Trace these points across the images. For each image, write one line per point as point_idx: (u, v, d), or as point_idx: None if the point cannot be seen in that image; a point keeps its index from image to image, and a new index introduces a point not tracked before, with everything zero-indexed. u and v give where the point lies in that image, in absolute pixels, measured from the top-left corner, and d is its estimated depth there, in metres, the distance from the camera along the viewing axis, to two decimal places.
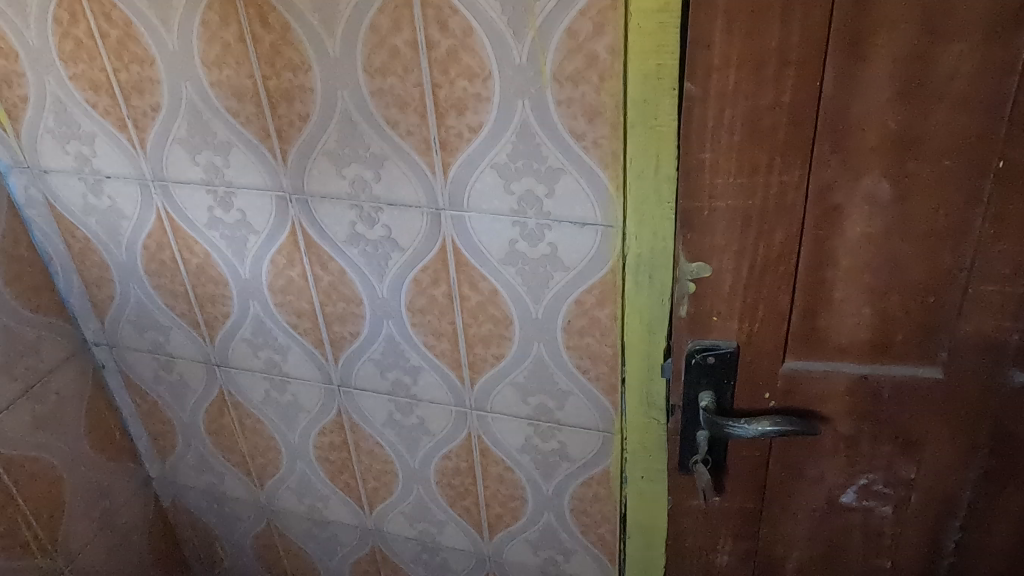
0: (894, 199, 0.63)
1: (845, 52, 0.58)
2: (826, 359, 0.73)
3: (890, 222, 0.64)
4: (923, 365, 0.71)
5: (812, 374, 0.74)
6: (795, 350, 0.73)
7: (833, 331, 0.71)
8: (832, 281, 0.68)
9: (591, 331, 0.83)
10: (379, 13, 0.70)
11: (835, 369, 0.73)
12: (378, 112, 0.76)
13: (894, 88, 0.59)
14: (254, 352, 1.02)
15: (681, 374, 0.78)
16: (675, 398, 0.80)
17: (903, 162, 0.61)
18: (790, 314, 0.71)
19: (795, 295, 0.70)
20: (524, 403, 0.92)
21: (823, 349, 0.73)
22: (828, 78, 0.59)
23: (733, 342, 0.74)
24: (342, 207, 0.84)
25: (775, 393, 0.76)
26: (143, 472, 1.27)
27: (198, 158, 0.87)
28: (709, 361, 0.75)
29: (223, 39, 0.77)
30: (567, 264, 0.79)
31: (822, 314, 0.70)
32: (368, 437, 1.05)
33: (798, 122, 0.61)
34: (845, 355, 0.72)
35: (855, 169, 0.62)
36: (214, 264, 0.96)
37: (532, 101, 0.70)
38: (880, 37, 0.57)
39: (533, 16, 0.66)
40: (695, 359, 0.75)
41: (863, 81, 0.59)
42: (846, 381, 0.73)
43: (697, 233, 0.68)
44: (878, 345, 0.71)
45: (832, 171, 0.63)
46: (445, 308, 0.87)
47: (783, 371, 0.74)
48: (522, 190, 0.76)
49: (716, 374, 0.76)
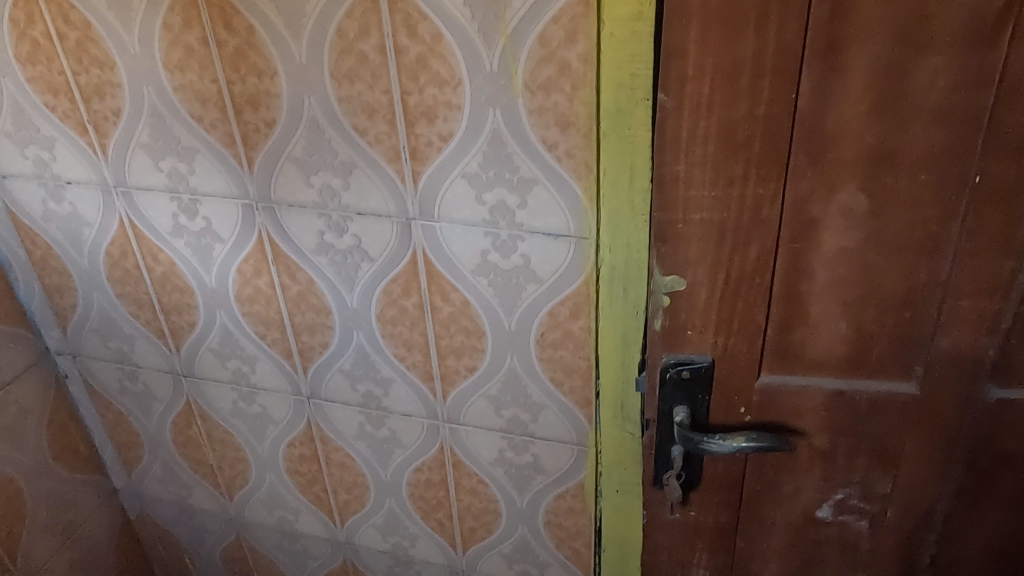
0: (870, 212, 0.62)
1: (821, 62, 0.57)
2: (803, 373, 0.72)
3: (866, 236, 0.63)
4: (900, 380, 0.70)
5: (788, 389, 0.73)
6: (771, 364, 0.72)
7: (809, 346, 0.70)
8: (809, 295, 0.67)
9: (565, 344, 0.81)
10: (347, 17, 0.68)
11: (811, 384, 0.72)
12: (346, 119, 0.73)
13: (870, 100, 0.58)
14: (221, 362, 1.00)
15: (656, 389, 0.77)
16: (649, 413, 0.78)
17: (879, 175, 0.60)
18: (765, 327, 0.70)
19: (771, 309, 0.69)
20: (497, 415, 0.90)
21: (799, 364, 0.72)
22: (803, 90, 0.58)
23: (708, 356, 0.73)
24: (310, 215, 0.81)
25: (750, 407, 0.75)
26: (109, 484, 1.24)
27: (162, 164, 0.84)
28: (684, 375, 0.74)
29: (185, 42, 0.75)
30: (539, 276, 0.77)
31: (798, 328, 0.69)
32: (339, 449, 1.03)
33: (773, 135, 0.60)
34: (821, 370, 0.72)
35: (831, 182, 0.61)
36: (179, 272, 0.93)
37: (504, 110, 0.68)
38: (856, 47, 0.56)
39: (503, 23, 0.64)
40: (670, 373, 0.74)
41: (839, 92, 0.58)
42: (822, 396, 0.72)
43: (672, 245, 0.67)
44: (854, 360, 0.70)
45: (808, 184, 0.62)
46: (417, 319, 0.85)
47: (758, 385, 0.73)
48: (494, 200, 0.74)
49: (691, 388, 0.75)
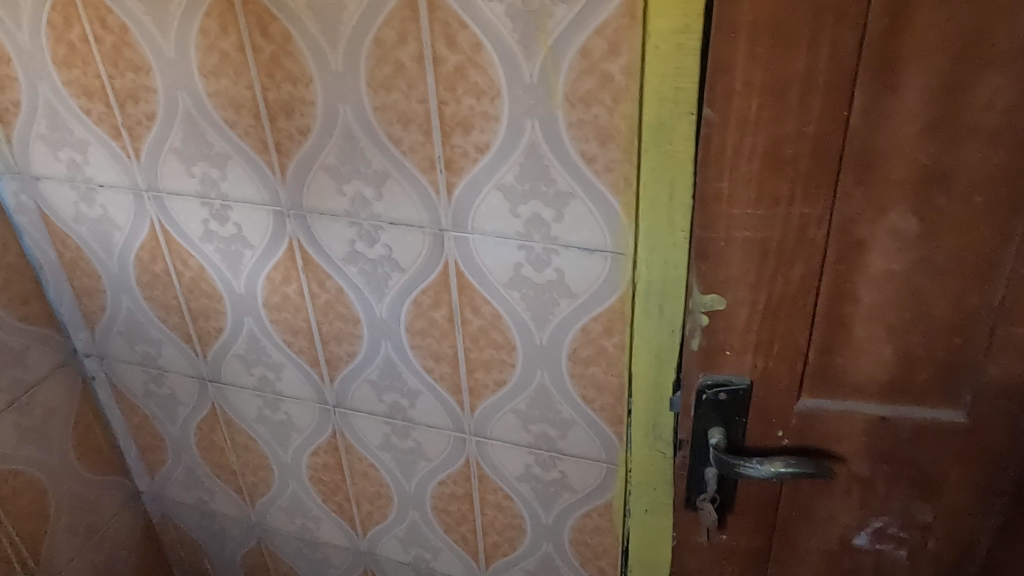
0: (920, 235, 0.60)
1: (874, 80, 0.55)
2: (844, 398, 0.70)
3: (915, 260, 0.61)
4: (945, 408, 0.68)
5: (828, 413, 0.71)
6: (812, 386, 0.70)
7: (851, 369, 0.68)
8: (853, 317, 0.65)
9: (597, 361, 0.80)
10: (385, 26, 0.67)
11: (852, 409, 0.70)
12: (380, 128, 0.72)
13: (924, 120, 0.56)
14: (247, 368, 0.99)
15: (691, 409, 0.75)
16: (683, 432, 0.77)
17: (932, 197, 0.58)
18: (806, 349, 0.68)
19: (813, 331, 0.67)
20: (525, 431, 0.88)
21: (840, 387, 0.70)
22: (855, 108, 0.56)
23: (746, 378, 0.71)
24: (341, 224, 0.81)
25: (788, 430, 0.73)
26: (132, 486, 1.24)
27: (193, 169, 0.84)
28: (720, 397, 0.72)
29: (221, 48, 0.74)
30: (573, 291, 0.75)
31: (840, 350, 0.67)
32: (363, 459, 1.02)
33: (823, 153, 0.58)
34: (863, 395, 0.69)
35: (881, 203, 0.59)
36: (208, 278, 0.93)
37: (542, 122, 0.67)
38: (911, 65, 0.54)
39: (545, 34, 0.62)
40: (706, 394, 0.73)
41: (892, 112, 0.56)
42: (863, 421, 0.70)
43: (712, 264, 0.66)
44: (898, 386, 0.68)
45: (856, 204, 0.60)
46: (446, 331, 0.84)
47: (797, 408, 0.72)
48: (529, 213, 0.72)
49: (728, 410, 0.73)
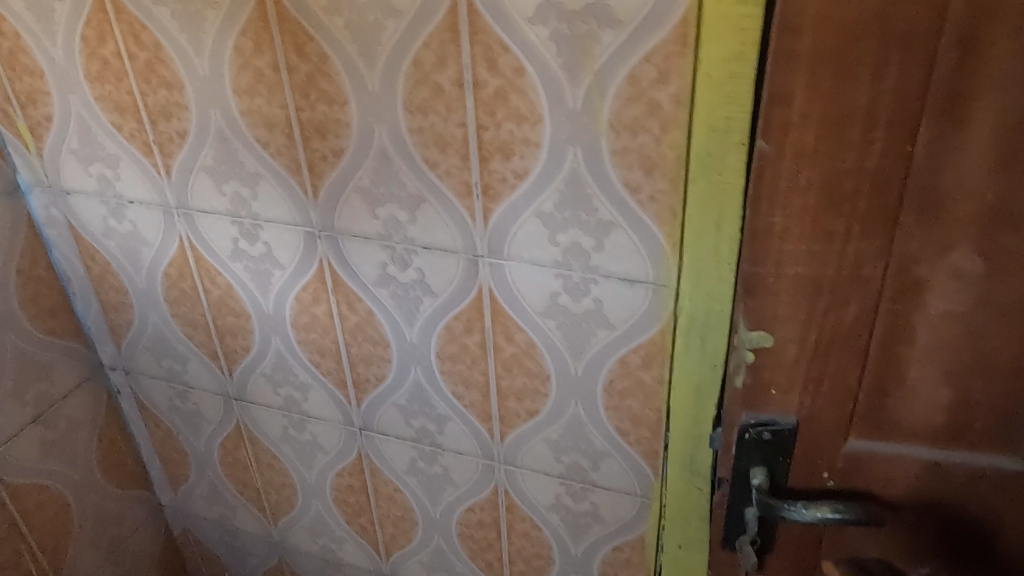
0: (983, 276, 0.57)
1: (941, 117, 0.52)
2: (896, 441, 0.67)
3: (976, 302, 0.58)
4: (1003, 454, 0.65)
5: (878, 454, 0.68)
6: (861, 426, 0.67)
7: (903, 410, 0.65)
8: (908, 358, 0.62)
9: (634, 393, 0.77)
10: (425, 47, 0.65)
11: (903, 452, 0.67)
12: (416, 152, 0.70)
13: (993, 158, 0.52)
14: (273, 388, 0.98)
15: (732, 447, 0.72)
16: (723, 470, 0.74)
17: (999, 238, 0.55)
18: (857, 389, 0.65)
19: (866, 371, 0.64)
20: (556, 461, 0.86)
21: (891, 428, 0.66)
22: (919, 144, 0.53)
23: (792, 417, 0.68)
24: (373, 246, 0.79)
25: (834, 472, 0.70)
26: (155, 500, 1.23)
27: (224, 188, 0.82)
28: (764, 436, 0.69)
29: (256, 67, 0.72)
30: (611, 322, 0.73)
31: (893, 391, 0.64)
32: (388, 482, 1.00)
33: (883, 191, 0.55)
34: (916, 438, 0.66)
35: (943, 243, 0.56)
36: (236, 296, 0.91)
37: (585, 149, 0.64)
38: (982, 102, 0.51)
39: (591, 60, 0.60)
40: (749, 434, 0.69)
41: (959, 149, 0.53)
42: (914, 464, 0.67)
43: (761, 300, 0.63)
44: (953, 429, 0.65)
45: (916, 243, 0.57)
46: (478, 357, 0.82)
47: (846, 450, 0.68)
48: (568, 241, 0.70)
49: (771, 450, 0.70)
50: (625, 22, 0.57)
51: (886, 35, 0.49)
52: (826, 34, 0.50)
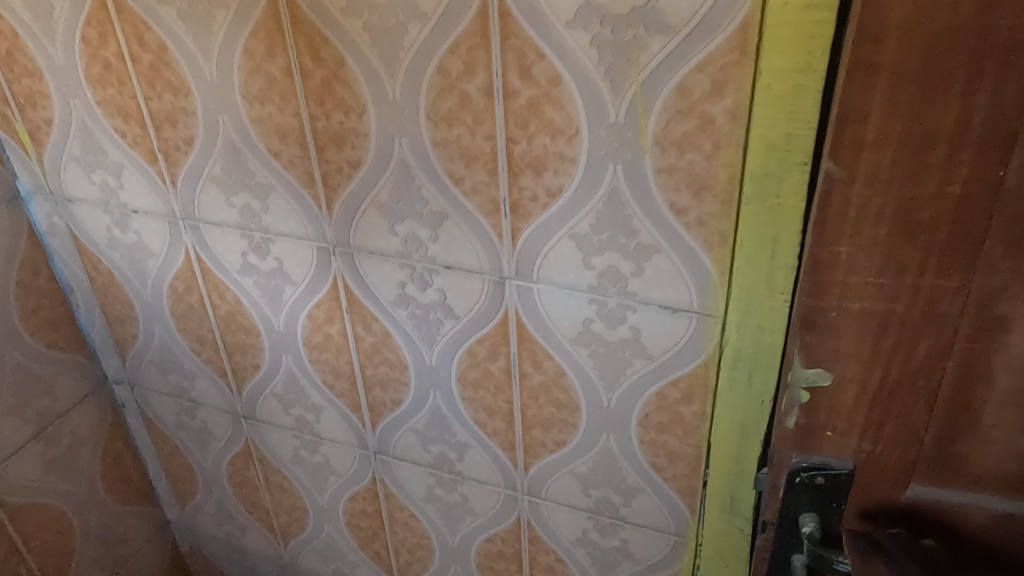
0: None
1: None
2: (963, 489, 0.58)
3: None
4: None
5: (940, 502, 0.59)
6: (923, 473, 0.58)
7: (974, 457, 0.56)
8: (982, 401, 0.53)
9: (671, 429, 0.71)
10: (451, 53, 0.59)
11: (972, 500, 0.58)
12: (440, 165, 0.65)
13: None
14: (284, 408, 0.93)
15: (779, 489, 0.64)
16: (767, 514, 0.66)
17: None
18: (923, 434, 0.56)
19: (933, 415, 0.55)
20: (584, 494, 0.80)
21: (958, 476, 0.57)
22: (1013, 167, 0.44)
23: (848, 462, 0.59)
24: (391, 265, 0.73)
25: (891, 519, 0.61)
26: (162, 515, 1.19)
27: (233, 200, 0.77)
28: (816, 481, 0.61)
29: (267, 72, 0.67)
30: (649, 352, 0.67)
31: (961, 438, 0.55)
32: (403, 508, 0.94)
33: (967, 220, 0.46)
34: (984, 488, 0.57)
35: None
36: (246, 312, 0.86)
37: (626, 166, 0.58)
38: None
39: (637, 69, 0.54)
40: (800, 478, 0.61)
41: None
42: (983, 515, 0.58)
43: (821, 335, 0.54)
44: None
45: (1001, 278, 0.48)
46: (502, 384, 0.76)
47: (907, 496, 0.59)
48: (604, 265, 0.64)
49: (824, 497, 0.62)
50: (676, 27, 0.51)
51: (983, 41, 0.40)
52: (910, 40, 0.42)
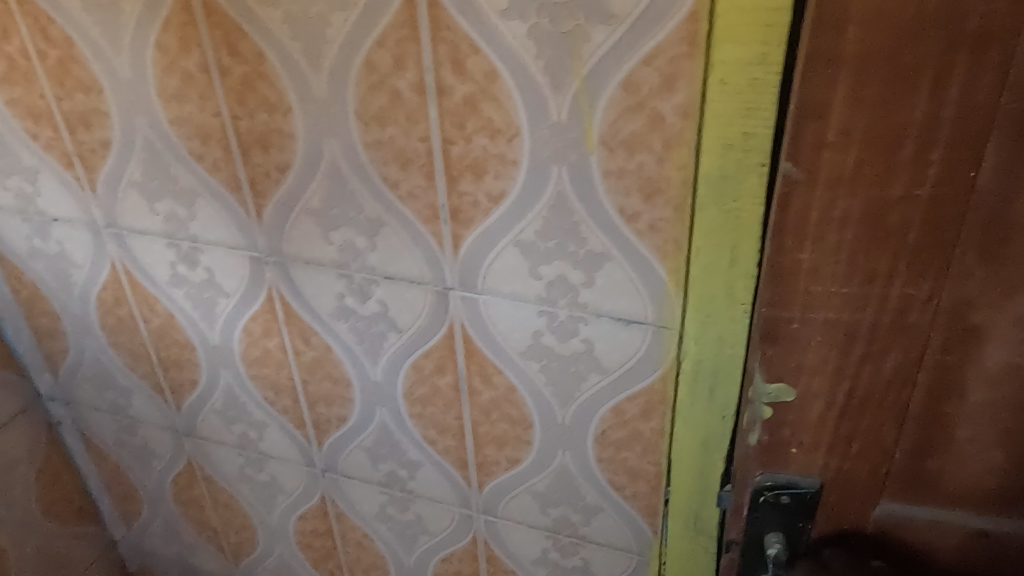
0: None
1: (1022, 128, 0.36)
2: (938, 506, 0.51)
3: None
4: None
5: (914, 523, 0.52)
6: (896, 492, 0.51)
7: (948, 478, 0.50)
8: (957, 421, 0.47)
9: (630, 446, 0.67)
10: (378, 46, 0.53)
11: (946, 519, 0.52)
12: (373, 169, 0.59)
13: None
14: (225, 425, 0.87)
15: (743, 509, 0.57)
16: (732, 534, 0.59)
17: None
18: (895, 452, 0.49)
19: (904, 434, 0.48)
20: (542, 513, 0.76)
21: (932, 496, 0.51)
22: (990, 161, 0.38)
23: (816, 479, 0.52)
24: (328, 275, 0.68)
25: (861, 536, 0.54)
26: (107, 535, 1.13)
27: (158, 206, 0.71)
28: (782, 501, 0.54)
29: (183, 68, 0.61)
30: (604, 366, 0.62)
31: (933, 458, 0.49)
32: (356, 528, 0.89)
33: (940, 223, 0.40)
34: (960, 506, 0.51)
35: (1011, 286, 0.41)
36: (179, 325, 0.80)
37: (572, 169, 0.53)
38: None
39: (579, 63, 0.49)
40: (763, 497, 0.54)
41: None
42: (958, 534, 0.52)
43: (784, 348, 0.47)
44: (1010, 499, 0.49)
45: (977, 285, 0.41)
46: (451, 401, 0.71)
47: (875, 514, 0.53)
48: (553, 275, 0.59)
49: (791, 516, 0.54)
50: (620, 17, 0.46)
51: (957, 22, 0.34)
52: (876, 22, 0.35)
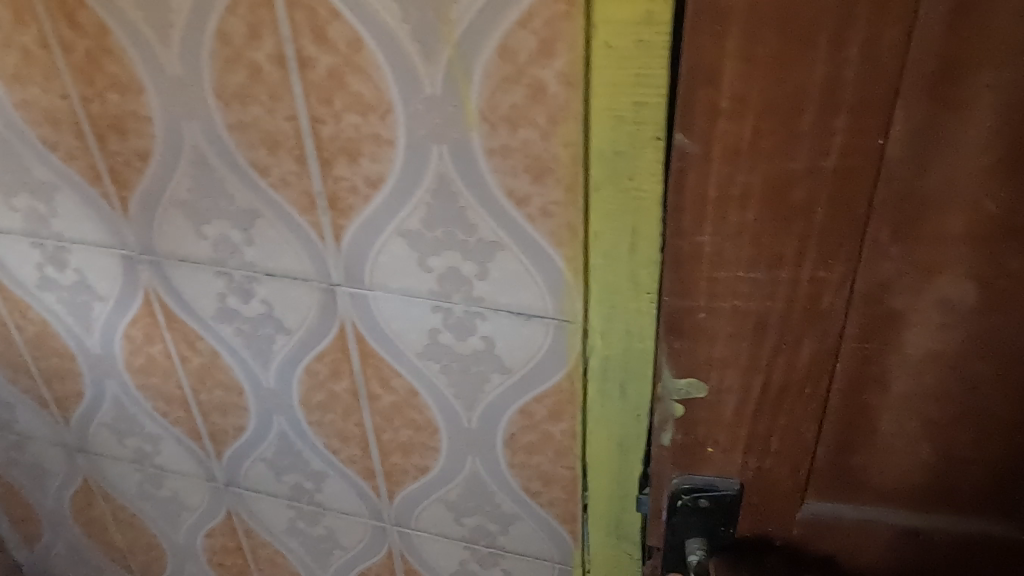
0: (980, 308, 0.39)
1: (928, 93, 0.34)
2: (865, 503, 0.48)
3: (969, 340, 0.40)
4: (996, 519, 0.48)
5: (840, 523, 0.49)
6: (820, 486, 0.48)
7: (874, 471, 0.47)
8: (878, 410, 0.44)
9: (542, 449, 0.62)
10: (229, 13, 0.47)
11: (874, 517, 0.48)
12: (240, 153, 0.53)
13: (1000, 150, 0.35)
14: (118, 439, 0.80)
15: (661, 514, 0.52)
16: (652, 540, 0.53)
17: (1000, 258, 0.38)
18: (815, 447, 0.46)
19: (824, 425, 0.45)
20: (457, 523, 0.70)
21: (858, 491, 0.48)
22: (898, 132, 0.35)
23: (734, 480, 0.48)
24: (206, 273, 0.61)
25: (788, 541, 0.51)
26: (9, 560, 1.04)
27: (15, 202, 0.64)
28: (701, 504, 0.49)
29: (21, 44, 0.54)
30: (507, 365, 0.57)
31: (858, 450, 0.46)
32: (267, 544, 0.83)
33: (848, 200, 0.37)
34: (888, 501, 0.48)
35: (926, 264, 0.38)
36: (56, 333, 0.73)
37: (452, 148, 0.48)
38: (983, 73, 0.33)
39: (448, 26, 0.43)
40: (682, 501, 0.49)
41: (951, 136, 0.35)
42: (886, 533, 0.49)
43: (691, 341, 0.43)
44: (935, 491, 0.47)
45: (892, 265, 0.39)
46: (350, 407, 0.65)
47: (800, 516, 0.49)
48: (444, 266, 0.53)
49: (710, 519, 0.50)
50: None
51: None
52: None
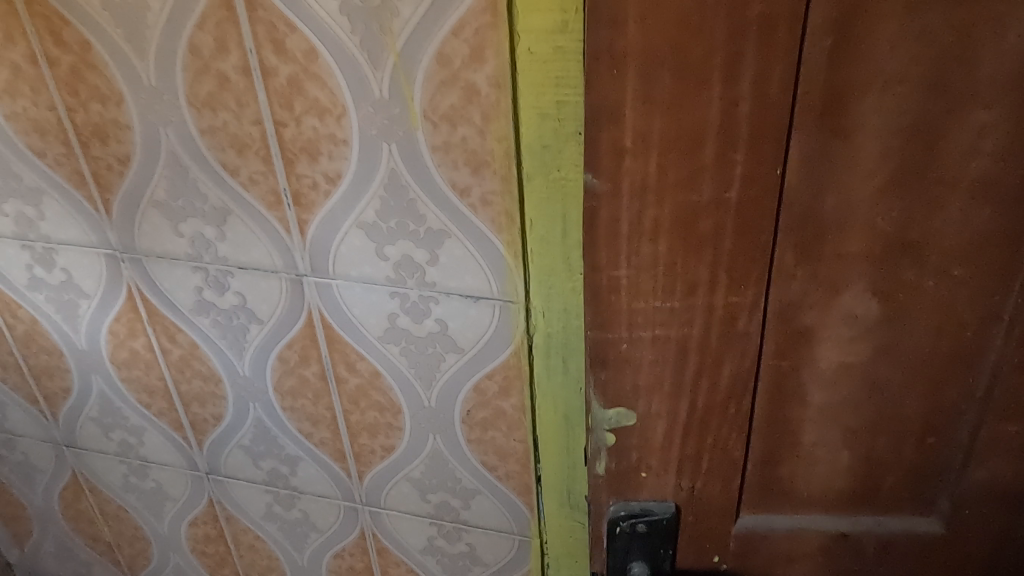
0: (883, 320, 0.42)
1: (817, 124, 0.37)
2: (795, 512, 0.50)
3: (877, 349, 0.43)
4: (919, 516, 0.50)
5: (773, 534, 0.51)
6: (752, 501, 0.50)
7: (801, 482, 0.49)
8: (800, 422, 0.46)
9: (495, 425, 0.67)
10: (198, 30, 0.53)
11: (805, 526, 0.51)
12: (212, 156, 0.59)
13: (887, 173, 0.38)
14: (104, 433, 0.85)
15: (602, 540, 0.53)
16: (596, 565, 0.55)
17: (899, 273, 0.41)
18: (743, 462, 0.48)
19: (750, 441, 0.47)
20: (423, 500, 0.75)
21: (787, 500, 0.50)
22: (793, 161, 0.38)
23: (669, 503, 0.50)
24: (183, 269, 0.67)
25: (725, 557, 0.53)
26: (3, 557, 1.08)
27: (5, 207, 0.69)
28: (639, 529, 0.51)
29: (10, 60, 0.59)
30: (459, 345, 0.62)
31: (785, 463, 0.48)
32: (247, 530, 0.88)
33: (751, 230, 0.39)
34: (816, 509, 0.50)
35: (832, 282, 0.41)
36: (45, 331, 0.78)
37: (401, 146, 0.54)
38: (866, 103, 0.36)
39: (391, 38, 0.49)
40: (621, 528, 0.51)
41: (843, 163, 0.38)
42: (818, 540, 0.51)
43: (615, 372, 0.45)
44: (860, 495, 0.49)
45: (799, 284, 0.41)
46: (320, 391, 0.71)
47: (736, 531, 0.52)
48: (398, 254, 0.59)
49: (650, 542, 0.52)
50: None
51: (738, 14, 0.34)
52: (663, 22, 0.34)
